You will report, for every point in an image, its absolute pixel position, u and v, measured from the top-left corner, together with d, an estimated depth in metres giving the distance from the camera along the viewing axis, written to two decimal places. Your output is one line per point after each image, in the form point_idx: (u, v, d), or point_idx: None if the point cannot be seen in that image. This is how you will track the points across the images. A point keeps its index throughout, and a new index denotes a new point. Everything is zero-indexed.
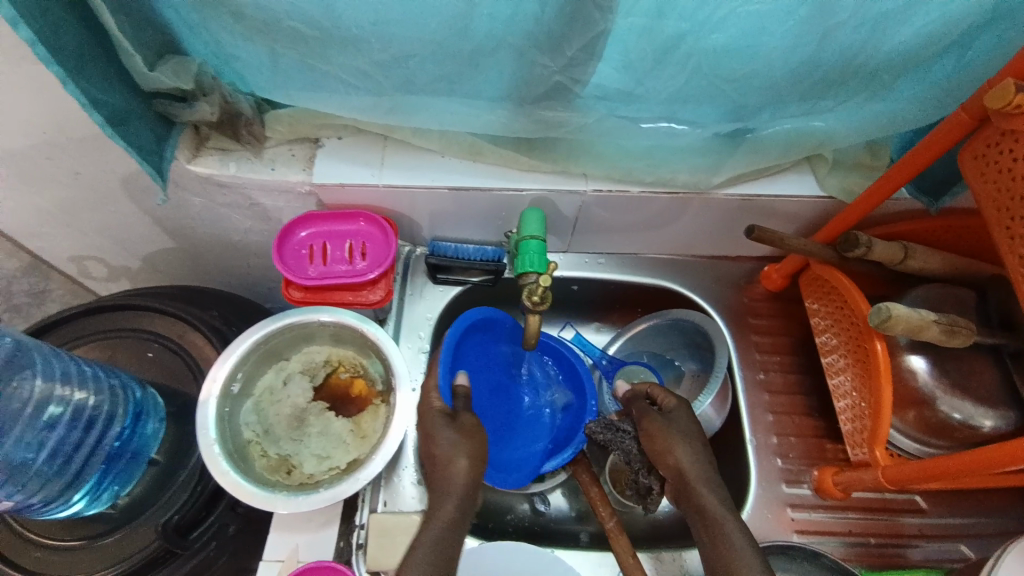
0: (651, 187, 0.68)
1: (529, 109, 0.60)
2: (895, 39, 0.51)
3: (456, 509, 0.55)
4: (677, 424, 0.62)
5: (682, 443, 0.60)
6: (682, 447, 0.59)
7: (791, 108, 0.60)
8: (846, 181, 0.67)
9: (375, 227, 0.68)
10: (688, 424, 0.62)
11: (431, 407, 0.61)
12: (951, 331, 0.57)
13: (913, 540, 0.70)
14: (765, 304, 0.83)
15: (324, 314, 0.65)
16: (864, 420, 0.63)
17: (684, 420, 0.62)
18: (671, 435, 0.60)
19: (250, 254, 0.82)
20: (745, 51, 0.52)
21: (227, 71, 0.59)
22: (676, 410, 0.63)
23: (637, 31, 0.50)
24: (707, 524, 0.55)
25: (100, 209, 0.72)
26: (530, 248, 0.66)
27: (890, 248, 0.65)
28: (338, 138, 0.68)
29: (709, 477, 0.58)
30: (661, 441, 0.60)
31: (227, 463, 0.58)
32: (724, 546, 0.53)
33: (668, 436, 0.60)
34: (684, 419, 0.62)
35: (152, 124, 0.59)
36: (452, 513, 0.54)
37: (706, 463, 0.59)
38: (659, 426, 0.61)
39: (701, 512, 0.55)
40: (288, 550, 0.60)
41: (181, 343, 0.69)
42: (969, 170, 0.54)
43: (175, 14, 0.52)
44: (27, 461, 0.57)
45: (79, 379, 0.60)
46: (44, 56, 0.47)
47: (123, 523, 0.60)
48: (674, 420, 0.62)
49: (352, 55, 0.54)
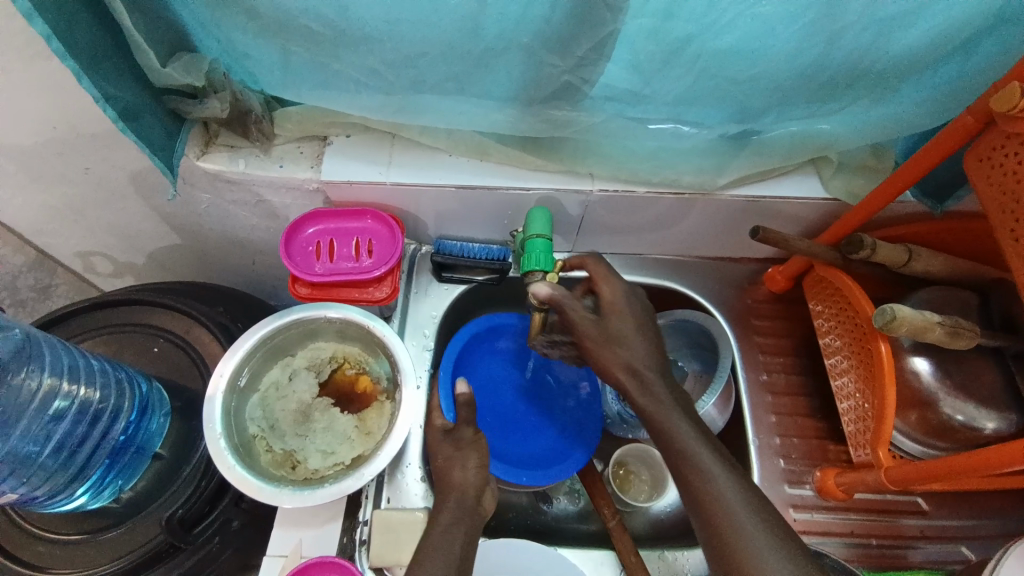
0: (657, 187, 0.68)
1: (537, 108, 0.60)
2: (901, 43, 0.52)
3: (454, 512, 0.55)
4: (610, 329, 0.58)
5: (617, 347, 0.57)
6: (618, 354, 0.57)
7: (796, 111, 0.60)
8: (850, 183, 0.68)
9: (381, 225, 0.68)
10: (626, 325, 0.58)
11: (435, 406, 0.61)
12: (954, 333, 0.58)
13: (914, 541, 0.70)
14: (768, 305, 0.83)
15: (332, 310, 0.65)
16: (867, 422, 0.63)
17: (619, 320, 0.59)
18: (610, 348, 0.57)
19: (255, 251, 0.82)
20: (753, 52, 0.52)
21: (237, 69, 0.59)
22: (610, 310, 0.59)
23: (646, 32, 0.51)
24: (708, 520, 0.49)
25: (108, 205, 0.73)
26: (536, 247, 0.66)
27: (893, 250, 0.65)
28: (345, 136, 0.69)
29: (681, 405, 0.55)
30: (598, 351, 0.58)
31: (233, 457, 0.58)
32: (732, 541, 0.47)
33: (604, 348, 0.57)
34: (624, 316, 0.59)
35: (161, 120, 0.60)
36: (450, 517, 0.55)
37: (641, 361, 0.57)
38: (595, 334, 0.58)
39: (700, 505, 0.49)
40: (293, 544, 0.60)
41: (187, 339, 0.69)
42: (973, 173, 0.54)
43: (187, 12, 0.53)
44: (32, 455, 0.56)
45: (86, 372, 0.60)
46: (58, 50, 0.47)
47: (128, 517, 0.60)
48: (607, 324, 0.58)
49: (363, 54, 0.54)
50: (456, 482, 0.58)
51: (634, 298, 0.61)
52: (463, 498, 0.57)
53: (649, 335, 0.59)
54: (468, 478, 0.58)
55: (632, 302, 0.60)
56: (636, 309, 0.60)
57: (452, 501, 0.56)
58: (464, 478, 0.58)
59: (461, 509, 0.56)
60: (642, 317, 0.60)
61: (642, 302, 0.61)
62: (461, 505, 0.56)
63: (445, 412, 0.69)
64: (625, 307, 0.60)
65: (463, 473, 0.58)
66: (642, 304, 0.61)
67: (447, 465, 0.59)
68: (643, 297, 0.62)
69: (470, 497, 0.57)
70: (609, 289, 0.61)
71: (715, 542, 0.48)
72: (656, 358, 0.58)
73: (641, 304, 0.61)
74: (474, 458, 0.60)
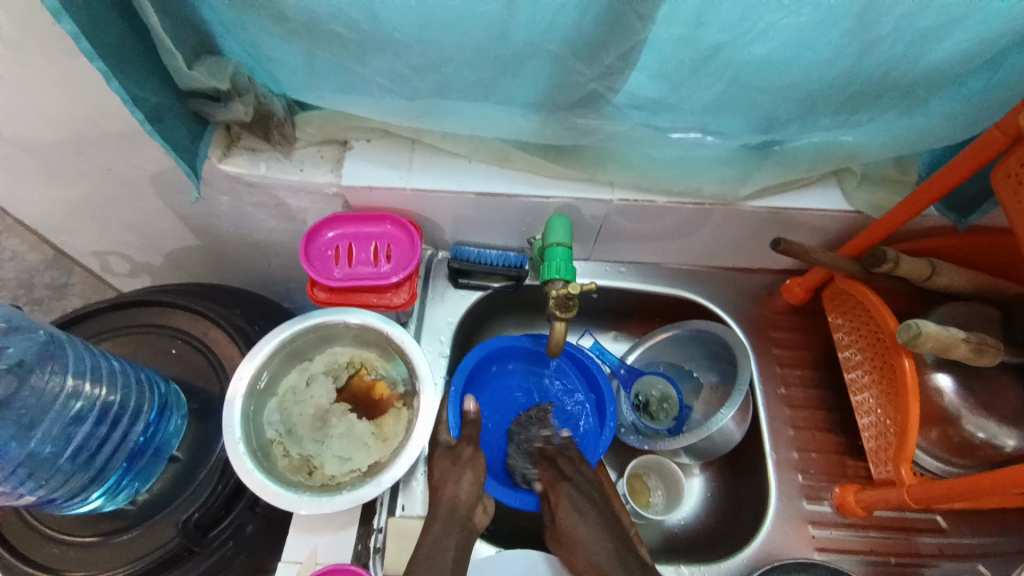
0: (678, 197, 0.68)
1: (562, 115, 0.60)
2: (934, 54, 0.51)
3: (445, 517, 0.55)
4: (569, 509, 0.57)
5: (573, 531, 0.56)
6: (572, 549, 0.55)
7: (822, 121, 0.59)
8: (874, 197, 0.67)
9: (400, 230, 0.68)
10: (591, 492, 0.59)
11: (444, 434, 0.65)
12: (979, 350, 0.57)
13: (932, 559, 0.69)
14: (785, 317, 0.83)
15: (352, 315, 0.65)
16: (888, 438, 0.63)
17: (563, 518, 0.57)
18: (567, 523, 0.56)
19: (272, 254, 0.82)
20: (785, 61, 0.51)
21: (261, 73, 0.59)
22: (554, 502, 0.59)
23: (676, 41, 0.50)
24: None
25: (128, 204, 0.73)
26: (557, 255, 0.66)
27: (917, 264, 0.64)
28: (366, 141, 0.69)
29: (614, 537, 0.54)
30: (569, 561, 0.55)
31: (252, 462, 0.58)
32: None
33: (563, 542, 0.56)
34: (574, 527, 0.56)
35: (187, 123, 0.60)
36: (441, 524, 0.54)
37: (597, 552, 0.53)
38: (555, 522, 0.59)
39: None
40: (308, 551, 0.60)
41: (204, 340, 0.69)
42: (1002, 188, 0.53)
43: (215, 17, 0.53)
44: (52, 454, 0.56)
45: (106, 374, 0.60)
46: (86, 50, 0.47)
47: (143, 520, 0.60)
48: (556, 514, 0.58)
49: (391, 58, 0.54)
50: (447, 495, 0.57)
51: (583, 478, 0.61)
52: (455, 512, 0.56)
53: (603, 526, 0.55)
54: (460, 492, 0.58)
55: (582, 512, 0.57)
56: (578, 500, 0.58)
57: (441, 512, 0.56)
58: (455, 493, 0.58)
59: (451, 521, 0.55)
60: (589, 501, 0.58)
61: (597, 484, 0.60)
62: (452, 516, 0.55)
63: (451, 427, 0.68)
64: (575, 494, 0.59)
65: (455, 487, 0.58)
66: (589, 490, 0.59)
67: (441, 480, 0.59)
68: (593, 486, 0.60)
69: (460, 511, 0.56)
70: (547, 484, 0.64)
71: None
72: (610, 539, 0.53)
73: (581, 486, 0.60)
74: (468, 474, 0.59)
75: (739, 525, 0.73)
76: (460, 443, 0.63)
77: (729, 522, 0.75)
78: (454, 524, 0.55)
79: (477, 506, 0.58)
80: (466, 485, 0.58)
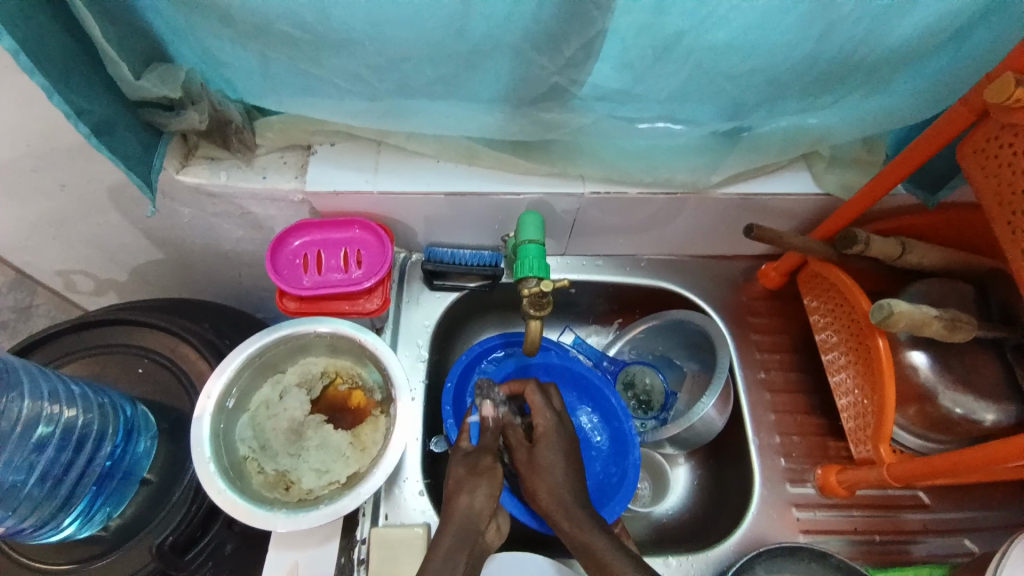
0: (650, 188, 0.67)
1: (527, 110, 0.59)
2: (896, 32, 0.51)
3: (457, 535, 0.56)
4: (550, 434, 0.63)
5: (550, 450, 0.62)
6: (542, 479, 0.60)
7: (789, 105, 0.59)
8: (844, 177, 0.67)
9: (370, 235, 0.67)
10: (565, 434, 0.64)
11: (463, 443, 0.63)
12: (953, 327, 0.57)
13: (917, 536, 0.69)
14: (763, 302, 0.83)
15: (322, 324, 0.64)
16: (867, 418, 0.63)
17: (544, 453, 0.62)
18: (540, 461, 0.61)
19: (241, 264, 0.80)
20: (747, 46, 0.51)
21: (215, 77, 0.58)
22: (540, 454, 0.62)
23: (637, 28, 0.49)
24: (591, 554, 0.55)
25: (87, 221, 0.70)
26: (529, 253, 0.65)
27: (888, 244, 0.64)
28: (330, 144, 0.67)
29: (569, 448, 0.63)
30: (534, 491, 0.60)
31: (224, 481, 0.57)
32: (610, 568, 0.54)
33: (532, 473, 0.61)
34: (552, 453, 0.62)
35: (139, 134, 0.58)
36: (452, 539, 0.55)
37: (566, 491, 0.60)
38: (527, 449, 0.63)
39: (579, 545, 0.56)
40: (289, 566, 0.59)
41: (171, 356, 0.67)
42: (969, 163, 0.53)
43: (162, 21, 0.51)
44: (17, 483, 0.55)
45: (68, 397, 0.58)
46: (26, 65, 0.46)
47: (120, 544, 0.58)
48: (534, 451, 0.63)
49: (347, 58, 0.53)
50: (461, 506, 0.57)
51: (564, 430, 0.64)
52: (466, 528, 0.56)
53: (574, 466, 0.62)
54: (475, 504, 0.58)
55: (556, 441, 0.63)
56: (564, 448, 0.63)
57: (454, 526, 0.56)
58: (469, 504, 0.58)
59: (461, 541, 0.56)
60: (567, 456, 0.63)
61: (575, 436, 0.65)
62: (463, 533, 0.56)
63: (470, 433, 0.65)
64: (556, 442, 0.63)
65: (469, 498, 0.58)
66: (569, 440, 0.64)
67: (454, 488, 0.59)
68: (572, 435, 0.65)
69: (471, 527, 0.57)
70: (541, 426, 0.64)
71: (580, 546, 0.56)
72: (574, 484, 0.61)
73: (568, 438, 0.64)
74: (484, 486, 0.59)
75: (725, 511, 0.73)
76: (480, 450, 0.62)
77: (714, 509, 0.75)
78: (466, 540, 0.56)
79: (489, 521, 0.58)
80: (481, 497, 0.58)
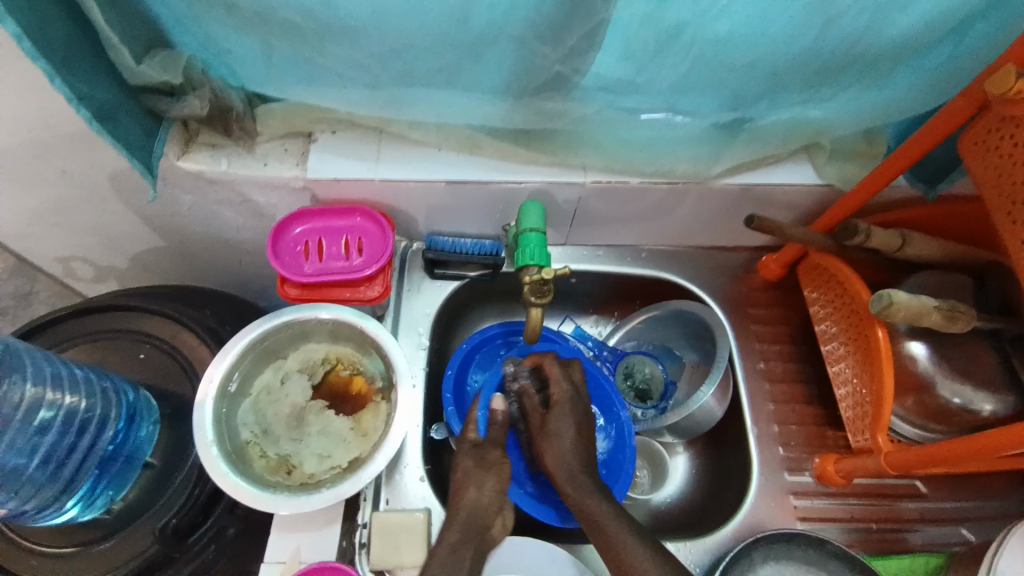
0: (651, 178, 0.67)
1: (528, 100, 0.59)
2: (898, 24, 0.51)
3: (462, 532, 0.57)
4: (560, 402, 0.65)
5: (561, 416, 0.64)
6: (552, 444, 0.62)
7: (791, 97, 0.59)
8: (843, 170, 0.67)
9: (371, 223, 0.67)
10: (577, 404, 0.65)
11: (471, 434, 0.65)
12: (952, 317, 0.57)
13: (913, 524, 0.70)
14: (763, 293, 0.83)
15: (324, 311, 0.64)
16: (865, 407, 0.63)
17: (557, 422, 0.63)
18: (550, 434, 0.63)
19: (242, 252, 0.80)
20: (748, 38, 0.51)
21: (217, 65, 0.58)
22: (552, 421, 0.63)
23: (639, 19, 0.49)
24: (597, 526, 0.57)
25: (88, 208, 0.70)
26: (530, 241, 0.65)
27: (888, 235, 0.64)
28: (331, 132, 0.67)
29: (579, 416, 0.64)
30: (542, 457, 0.62)
31: (226, 465, 0.57)
32: (614, 543, 0.55)
33: (544, 440, 0.63)
34: (563, 423, 0.63)
35: (141, 120, 0.59)
36: (458, 536, 0.57)
37: (573, 460, 0.61)
38: (540, 423, 0.65)
39: (585, 514, 0.58)
40: (290, 550, 0.59)
41: (173, 343, 0.67)
42: (969, 154, 0.53)
43: (163, 7, 0.51)
44: (20, 466, 0.55)
45: (70, 383, 0.59)
46: (30, 51, 0.46)
47: (121, 527, 0.59)
48: (549, 417, 0.64)
49: (348, 46, 0.53)
50: (468, 499, 0.59)
51: (575, 403, 0.65)
52: (474, 519, 0.58)
53: (583, 434, 0.63)
54: (482, 499, 0.59)
55: (567, 411, 0.64)
56: (576, 414, 0.64)
57: (460, 520, 0.58)
58: (477, 498, 0.59)
59: (467, 534, 0.57)
60: (578, 424, 0.64)
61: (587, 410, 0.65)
62: (469, 528, 0.58)
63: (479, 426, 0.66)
64: (569, 409, 0.64)
65: (477, 493, 0.59)
66: (580, 410, 0.65)
67: (463, 480, 0.61)
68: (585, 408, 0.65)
69: (478, 521, 0.58)
70: (557, 398, 0.65)
71: (586, 514, 0.58)
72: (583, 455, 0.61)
73: (578, 404, 0.65)
74: (492, 480, 0.60)
75: (723, 499, 0.74)
76: (487, 445, 0.64)
77: (712, 497, 0.76)
78: (471, 536, 0.57)
79: (495, 516, 0.59)
80: (488, 493, 0.59)
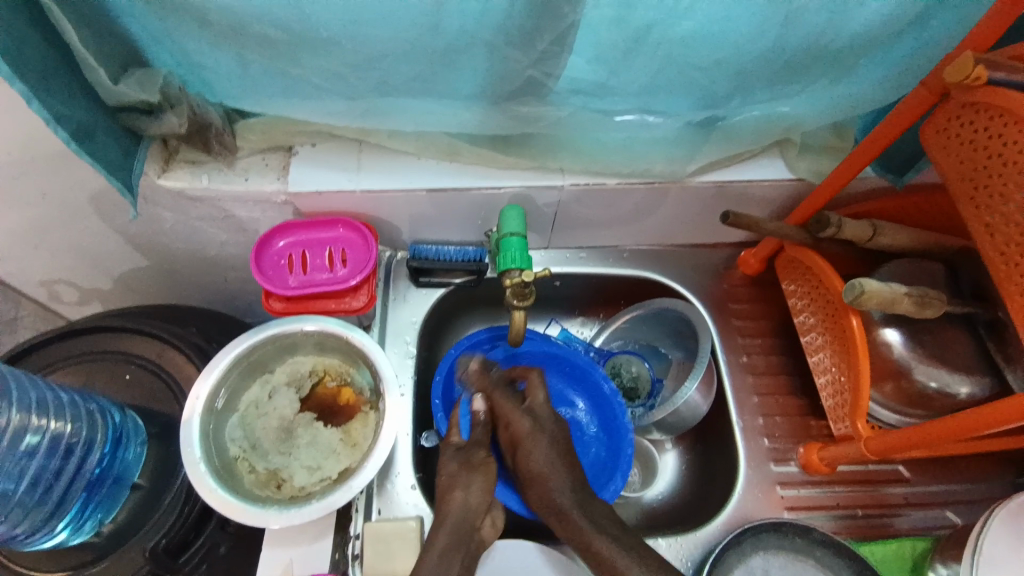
0: (629, 178, 0.69)
1: (504, 105, 0.60)
2: (856, 21, 0.53)
3: (452, 536, 0.55)
4: (533, 412, 0.63)
5: (536, 440, 0.60)
6: (531, 457, 0.59)
7: (759, 94, 0.61)
8: (815, 164, 0.69)
9: (354, 234, 0.68)
10: (547, 416, 0.63)
11: (454, 438, 0.65)
12: (922, 303, 0.59)
13: (899, 509, 0.71)
14: (744, 289, 0.85)
15: (308, 323, 0.64)
16: (845, 395, 0.65)
17: (526, 446, 0.60)
18: (529, 446, 0.59)
19: (226, 268, 0.80)
20: (713, 36, 0.52)
21: (194, 81, 0.58)
22: (521, 442, 0.60)
23: (607, 22, 0.51)
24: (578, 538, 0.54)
25: (69, 229, 0.70)
26: (512, 245, 0.66)
27: (859, 227, 0.66)
28: (311, 145, 0.68)
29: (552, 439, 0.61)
30: (527, 483, 0.59)
31: (214, 480, 0.57)
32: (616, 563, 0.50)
33: (522, 455, 0.59)
34: (531, 442, 0.60)
35: (118, 138, 0.58)
36: (446, 541, 0.54)
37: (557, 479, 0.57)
38: (511, 438, 0.61)
39: (589, 548, 0.52)
40: (283, 564, 0.60)
41: (159, 362, 0.67)
42: (930, 143, 0.55)
43: (138, 25, 0.52)
44: (8, 491, 0.55)
45: (56, 407, 0.58)
46: (6, 72, 0.46)
47: (110, 551, 0.58)
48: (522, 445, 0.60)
49: (323, 57, 0.53)
50: (455, 501, 0.57)
51: (547, 415, 0.63)
52: (462, 523, 0.56)
53: (559, 450, 0.60)
54: (469, 500, 0.57)
55: (540, 426, 0.61)
56: (547, 434, 0.61)
57: (448, 526, 0.55)
58: (464, 499, 0.57)
59: (458, 536, 0.55)
60: (561, 455, 0.59)
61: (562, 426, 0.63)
62: (459, 529, 0.55)
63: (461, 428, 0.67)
64: (541, 420, 0.63)
65: (464, 494, 0.57)
66: (552, 424, 0.63)
67: (448, 483, 0.58)
68: (555, 425, 0.63)
69: (467, 523, 0.56)
70: (517, 415, 0.62)
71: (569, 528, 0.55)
72: (575, 487, 0.57)
73: (550, 421, 0.63)
74: (478, 481, 0.58)
75: (713, 493, 0.75)
76: (471, 446, 0.62)
77: (703, 493, 0.76)
78: (461, 540, 0.55)
79: (484, 516, 0.58)
80: (475, 492, 0.57)
